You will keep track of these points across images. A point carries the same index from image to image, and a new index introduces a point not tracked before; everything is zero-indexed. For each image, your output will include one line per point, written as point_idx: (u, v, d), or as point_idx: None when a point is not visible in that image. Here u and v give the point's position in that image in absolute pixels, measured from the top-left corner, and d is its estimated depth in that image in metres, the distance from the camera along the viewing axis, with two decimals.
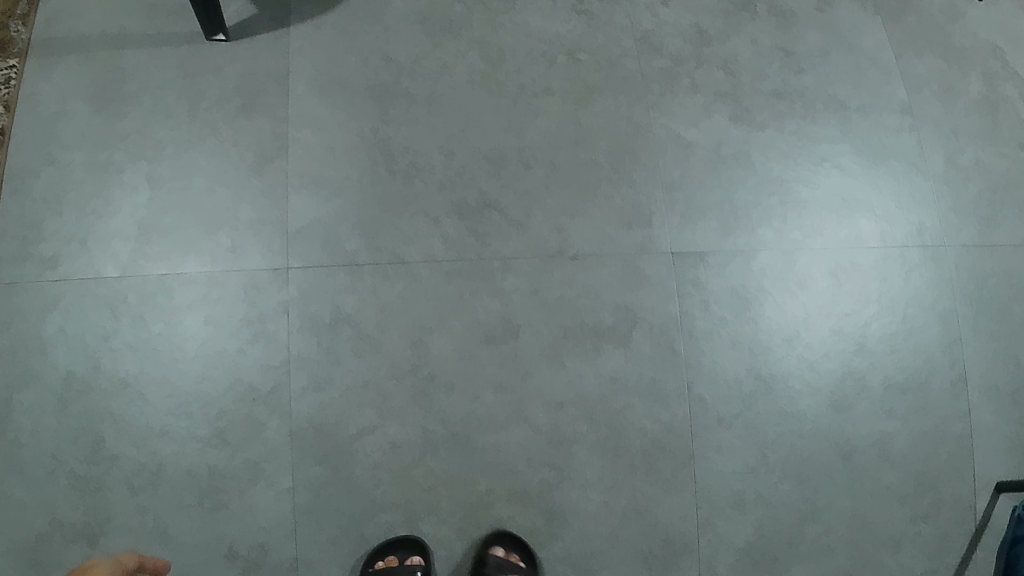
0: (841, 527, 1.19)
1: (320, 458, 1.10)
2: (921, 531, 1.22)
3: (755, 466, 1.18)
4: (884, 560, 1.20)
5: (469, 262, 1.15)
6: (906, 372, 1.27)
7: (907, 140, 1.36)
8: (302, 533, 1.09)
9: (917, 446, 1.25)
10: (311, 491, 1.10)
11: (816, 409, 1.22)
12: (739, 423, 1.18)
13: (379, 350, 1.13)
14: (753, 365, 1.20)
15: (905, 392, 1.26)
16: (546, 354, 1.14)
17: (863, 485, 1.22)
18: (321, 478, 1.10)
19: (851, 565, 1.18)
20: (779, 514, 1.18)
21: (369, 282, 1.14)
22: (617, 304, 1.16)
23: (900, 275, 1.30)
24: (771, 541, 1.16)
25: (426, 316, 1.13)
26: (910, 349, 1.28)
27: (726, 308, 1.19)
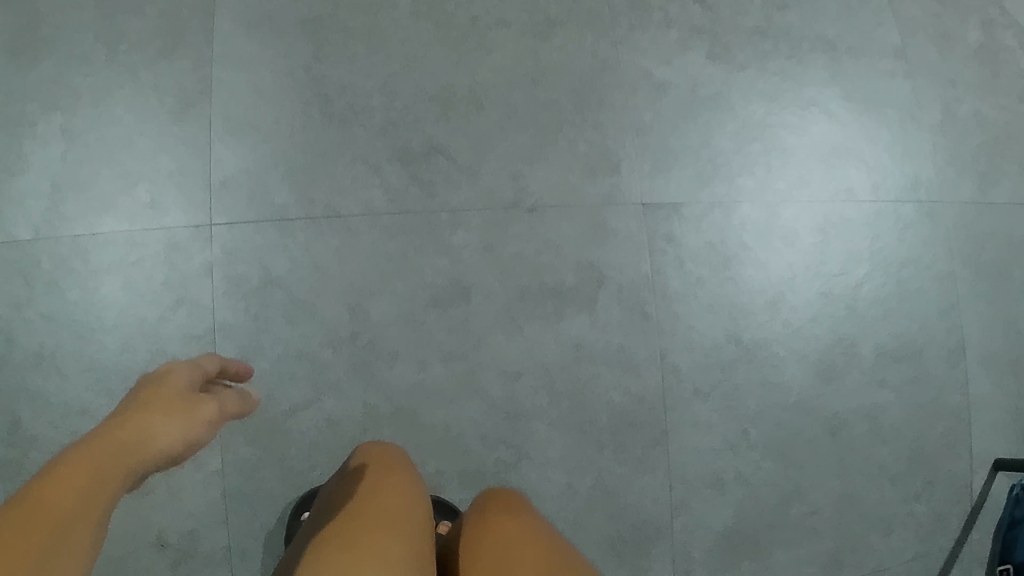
0: (829, 508, 1.12)
1: (249, 438, 0.98)
2: (913, 511, 1.15)
3: (735, 442, 1.07)
4: (874, 543, 1.13)
5: (413, 216, 1.02)
6: (900, 339, 1.18)
7: (900, 88, 1.24)
8: (235, 521, 0.97)
9: (912, 422, 1.16)
10: (241, 475, 0.98)
11: (801, 379, 1.12)
12: (718, 395, 1.06)
13: (314, 316, 1.00)
14: (733, 331, 1.08)
15: (898, 361, 1.17)
16: (501, 319, 1.01)
17: (852, 462, 1.14)
18: (252, 459, 0.98)
19: (838, 548, 1.12)
20: (761, 493, 1.09)
21: (301, 239, 1.01)
22: (581, 262, 1.03)
23: (893, 233, 1.20)
24: (752, 525, 1.08)
25: (365, 277, 1.01)
26: (905, 314, 1.18)
27: (704, 267, 1.07)
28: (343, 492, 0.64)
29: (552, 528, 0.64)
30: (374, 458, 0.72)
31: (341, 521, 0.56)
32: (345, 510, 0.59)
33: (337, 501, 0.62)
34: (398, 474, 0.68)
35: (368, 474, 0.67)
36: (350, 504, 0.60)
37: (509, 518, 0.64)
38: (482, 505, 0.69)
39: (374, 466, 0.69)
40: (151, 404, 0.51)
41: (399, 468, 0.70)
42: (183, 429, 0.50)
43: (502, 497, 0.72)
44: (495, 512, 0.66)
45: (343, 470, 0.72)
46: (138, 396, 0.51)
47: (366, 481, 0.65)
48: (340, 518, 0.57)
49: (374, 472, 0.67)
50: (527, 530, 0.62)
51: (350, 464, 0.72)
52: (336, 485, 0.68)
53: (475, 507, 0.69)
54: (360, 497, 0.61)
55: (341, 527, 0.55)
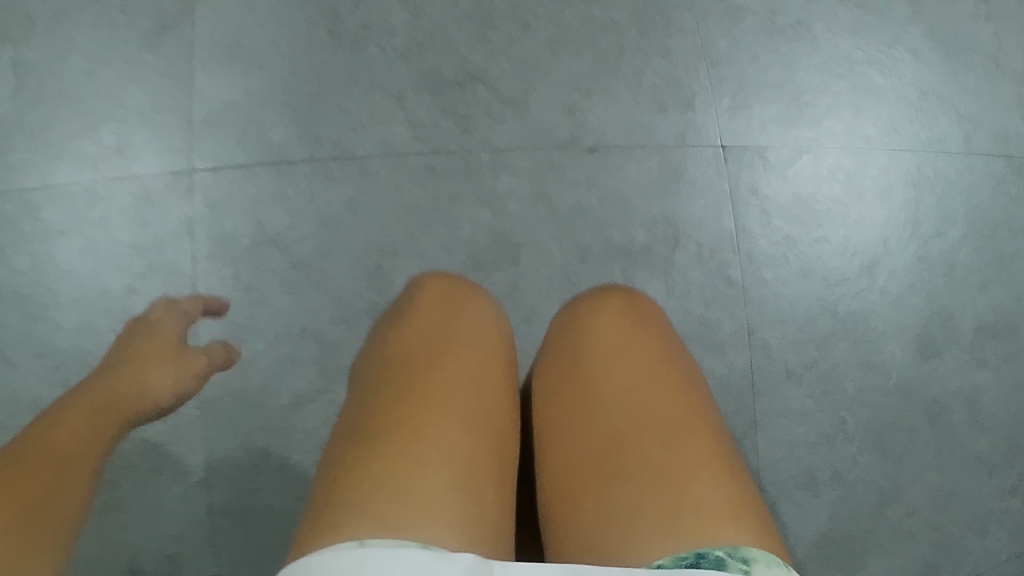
0: (926, 509, 0.92)
1: (239, 438, 0.79)
2: (1008, 508, 0.93)
3: (831, 435, 0.90)
4: (968, 546, 0.92)
5: (447, 155, 0.83)
6: (999, 312, 0.98)
7: (984, 31, 1.04)
8: (224, 543, 0.77)
9: (1010, 405, 0.96)
10: (233, 484, 0.78)
11: (902, 358, 0.95)
12: (813, 376, 0.90)
13: (322, 283, 0.80)
14: (828, 300, 0.90)
15: (995, 336, 0.97)
16: (559, 284, 0.81)
17: (952, 454, 0.94)
18: (245, 465, 0.78)
19: (931, 556, 0.91)
20: (858, 493, 0.91)
21: (305, 187, 0.81)
22: (652, 216, 0.84)
23: (985, 188, 1.01)
24: (848, 534, 0.89)
25: (387, 233, 0.81)
26: (1001, 285, 0.99)
27: (793, 223, 0.88)
28: (403, 346, 0.55)
29: (676, 367, 0.54)
30: (444, 293, 0.61)
31: (395, 407, 0.49)
32: (399, 383, 0.51)
33: (393, 361, 0.53)
34: (469, 322, 0.58)
35: (434, 321, 0.57)
36: (406, 372, 0.51)
37: (626, 352, 0.54)
38: (594, 317, 0.58)
39: (443, 307, 0.59)
40: (151, 353, 0.67)
41: (473, 313, 0.59)
42: (172, 381, 0.65)
43: (619, 302, 0.60)
44: (609, 336, 0.56)
45: (411, 298, 0.62)
46: (131, 353, 0.66)
47: (433, 335, 0.55)
48: (393, 401, 0.49)
49: (442, 320, 0.57)
50: (646, 380, 0.52)
51: (420, 293, 0.62)
52: (399, 325, 0.58)
53: (586, 317, 0.59)
54: (421, 364, 0.52)
55: (397, 420, 0.48)
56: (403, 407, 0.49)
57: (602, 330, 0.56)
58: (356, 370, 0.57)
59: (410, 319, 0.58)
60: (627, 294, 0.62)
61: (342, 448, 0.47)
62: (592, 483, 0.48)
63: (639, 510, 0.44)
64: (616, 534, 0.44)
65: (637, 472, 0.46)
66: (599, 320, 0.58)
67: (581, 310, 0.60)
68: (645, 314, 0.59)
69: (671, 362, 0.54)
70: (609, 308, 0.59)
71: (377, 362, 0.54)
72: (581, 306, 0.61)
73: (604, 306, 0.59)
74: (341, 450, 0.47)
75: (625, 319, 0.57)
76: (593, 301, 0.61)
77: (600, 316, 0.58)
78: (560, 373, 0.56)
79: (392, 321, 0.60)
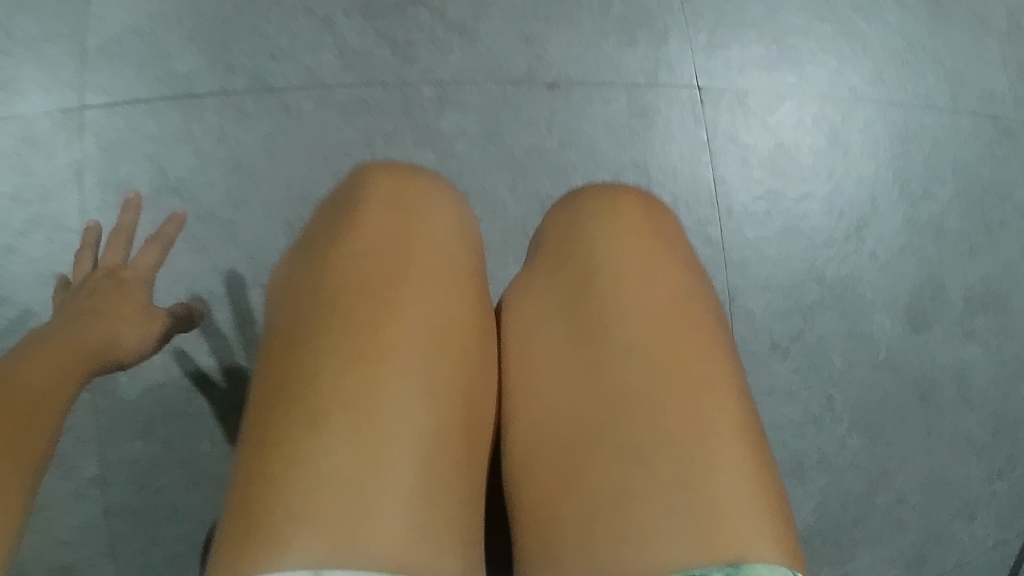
0: (914, 494, 0.82)
1: (139, 428, 0.67)
2: (996, 493, 0.83)
3: (819, 414, 0.81)
4: (958, 534, 0.82)
5: (382, 88, 0.71)
6: (988, 283, 0.88)
7: None
8: (124, 551, 0.66)
9: (999, 383, 0.86)
10: (132, 482, 0.67)
11: (892, 330, 0.85)
12: (800, 348, 0.80)
13: (233, 238, 0.68)
14: (814, 263, 0.81)
15: (985, 307, 0.87)
16: (514, 241, 0.70)
17: (941, 435, 0.84)
18: (145, 460, 0.67)
19: (921, 545, 0.81)
20: (846, 479, 0.81)
21: (214, 124, 0.69)
22: (619, 165, 0.73)
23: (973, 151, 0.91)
24: (835, 524, 0.80)
25: (309, 179, 0.68)
26: (991, 254, 0.89)
27: (776, 176, 0.79)
28: (349, 259, 0.43)
29: (699, 303, 0.44)
30: (396, 177, 0.48)
31: (346, 363, 0.39)
32: (347, 324, 0.41)
33: (338, 283, 0.42)
34: (432, 225, 0.46)
35: (388, 223, 0.45)
36: (356, 306, 0.41)
37: (642, 279, 0.44)
38: (603, 222, 0.47)
39: (400, 202, 0.47)
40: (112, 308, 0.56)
41: (434, 210, 0.47)
42: (136, 341, 0.56)
43: (634, 206, 0.48)
44: (622, 254, 0.45)
45: (356, 177, 0.49)
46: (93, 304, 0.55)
47: (388, 247, 0.44)
48: (342, 354, 0.40)
49: (396, 221, 0.45)
50: (662, 322, 0.42)
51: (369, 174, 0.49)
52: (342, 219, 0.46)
53: (592, 221, 0.48)
54: (376, 297, 0.42)
55: (350, 384, 0.39)
56: (357, 366, 0.39)
57: (615, 247, 0.46)
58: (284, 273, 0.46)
59: (356, 212, 0.46)
60: (641, 193, 0.50)
61: (278, 412, 0.39)
62: (583, 451, 0.40)
63: (641, 501, 0.38)
64: (610, 526, 0.38)
65: (641, 449, 0.39)
66: (611, 231, 0.47)
67: (585, 210, 0.49)
68: (663, 227, 0.48)
69: (693, 296, 0.44)
70: (624, 216, 0.47)
71: (313, 278, 0.43)
72: (584, 203, 0.49)
73: (617, 211, 0.48)
74: (276, 412, 0.39)
75: (643, 234, 0.46)
76: (599, 200, 0.49)
77: (614, 227, 0.47)
78: (552, 298, 0.46)
79: (333, 208, 0.48)
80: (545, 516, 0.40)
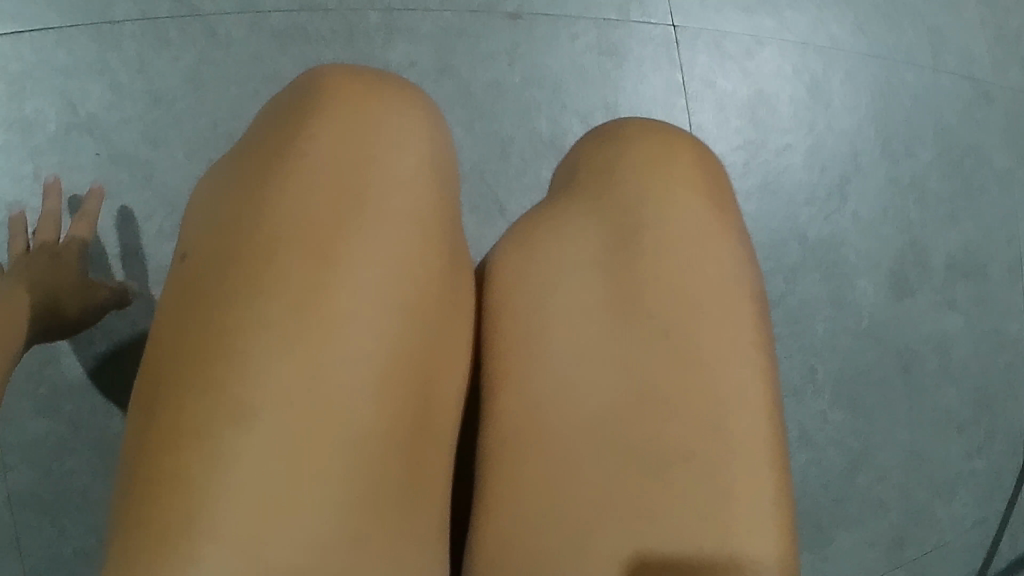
0: (897, 471, 0.77)
1: (43, 406, 0.60)
2: (975, 470, 0.79)
3: (799, 386, 0.76)
4: (936, 513, 0.78)
5: (324, 14, 0.63)
6: (969, 249, 0.83)
7: None
8: (30, 543, 0.59)
9: (978, 355, 0.81)
10: (36, 466, 0.60)
11: (876, 297, 0.78)
12: (780, 313, 0.75)
13: (152, 184, 0.59)
14: (796, 221, 0.75)
15: (966, 275, 0.82)
16: (469, 189, 0.64)
17: (923, 410, 0.79)
18: (50, 441, 0.60)
19: (901, 525, 0.77)
20: (827, 456, 0.76)
21: (133, 53, 0.60)
22: (586, 108, 0.67)
23: (957, 111, 0.85)
24: (812, 503, 0.75)
25: (238, 118, 0.61)
26: (972, 219, 0.84)
27: (756, 125, 0.73)
28: (292, 194, 0.33)
29: (745, 290, 0.37)
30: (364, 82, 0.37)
31: (288, 340, 0.30)
32: (289, 287, 0.31)
33: (277, 228, 0.32)
34: (404, 151, 0.36)
35: (345, 147, 0.34)
36: (301, 262, 0.31)
37: (685, 258, 0.37)
38: (647, 175, 0.39)
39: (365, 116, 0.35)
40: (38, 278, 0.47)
41: (408, 126, 0.36)
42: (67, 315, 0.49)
43: (687, 158, 0.40)
44: (666, 220, 0.38)
45: (313, 72, 0.37)
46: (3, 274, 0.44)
47: (344, 182, 0.33)
48: (282, 325, 0.30)
49: (354, 146, 0.34)
50: (701, 311, 0.36)
51: (327, 72, 0.37)
52: (287, 132, 0.35)
53: (633, 170, 0.39)
54: (328, 252, 0.32)
55: (292, 370, 0.30)
56: (302, 346, 0.30)
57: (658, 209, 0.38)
58: (205, 192, 0.35)
59: (308, 124, 0.35)
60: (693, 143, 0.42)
61: (189, 395, 0.30)
62: (586, 453, 0.35)
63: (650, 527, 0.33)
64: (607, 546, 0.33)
65: (659, 463, 0.34)
66: (658, 189, 0.38)
67: (621, 155, 0.40)
68: (717, 189, 0.40)
69: (742, 281, 0.37)
70: (676, 172, 0.39)
71: (241, 213, 0.33)
72: (622, 145, 0.41)
73: (665, 163, 0.39)
74: (186, 395, 0.30)
75: (693, 198, 0.38)
76: (646, 145, 0.40)
77: (660, 185, 0.38)
78: (563, 259, 0.38)
79: (278, 111, 0.36)
80: (519, 518, 0.34)
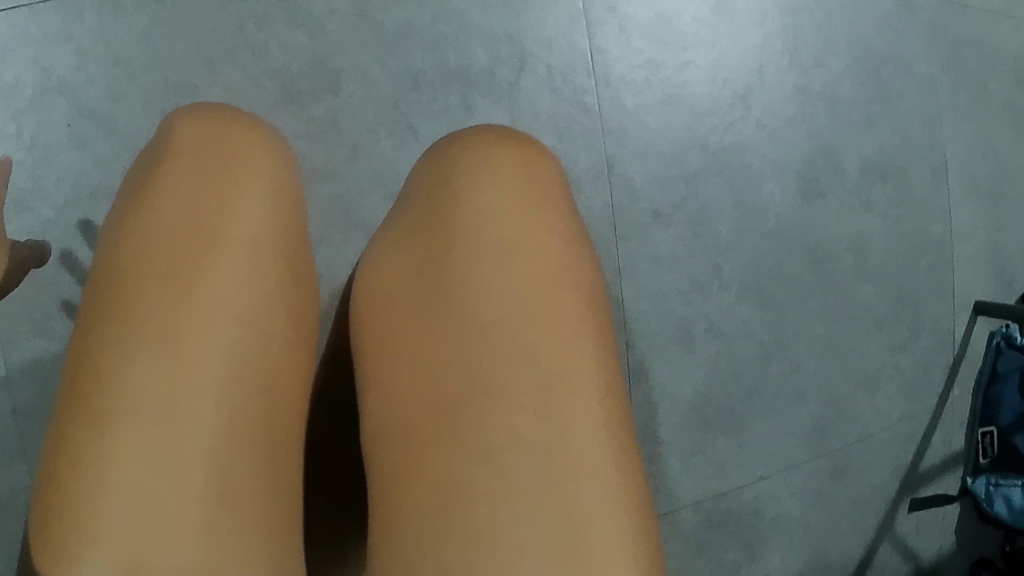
0: (812, 363, 0.86)
1: None
2: (900, 364, 0.91)
3: (705, 282, 0.82)
4: (860, 405, 0.89)
5: None
6: (885, 154, 0.90)
7: None
8: None
9: (896, 255, 0.90)
10: (37, 380, 0.67)
11: (782, 199, 0.85)
12: (683, 215, 0.81)
13: (115, 133, 0.69)
14: (696, 132, 0.82)
15: (882, 178, 0.90)
16: (386, 116, 0.73)
17: (838, 303, 0.87)
18: (49, 357, 0.68)
19: (821, 415, 0.87)
20: (737, 348, 0.83)
21: (94, 22, 0.68)
22: (492, 37, 0.75)
23: (872, 21, 0.90)
24: (727, 390, 0.83)
25: (184, 68, 0.70)
26: (888, 124, 0.90)
27: (655, 44, 0.80)
28: (161, 242, 0.40)
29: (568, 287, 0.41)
30: (219, 139, 0.44)
31: (159, 357, 0.37)
32: (162, 328, 0.38)
33: (134, 270, 0.39)
34: (256, 202, 0.43)
35: (203, 200, 0.41)
36: (169, 305, 0.38)
37: (507, 263, 0.40)
38: (471, 182, 0.42)
39: (223, 172, 0.42)
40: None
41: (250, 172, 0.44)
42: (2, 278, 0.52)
43: (517, 167, 0.43)
44: (490, 228, 0.41)
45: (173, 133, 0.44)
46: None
47: (207, 234, 0.40)
48: (146, 348, 0.37)
49: (214, 198, 0.41)
50: (520, 308, 0.39)
51: (182, 130, 0.44)
52: (144, 189, 0.42)
53: (459, 180, 0.43)
54: (194, 296, 0.39)
55: (149, 386, 0.37)
56: (163, 358, 0.38)
57: (472, 217, 0.41)
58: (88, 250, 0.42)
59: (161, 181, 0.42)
60: (524, 149, 0.45)
61: (74, 414, 0.36)
62: (430, 457, 0.37)
63: (489, 519, 0.35)
64: (449, 541, 0.35)
65: (492, 454, 0.37)
66: (478, 199, 0.42)
67: (460, 169, 0.43)
68: (544, 194, 0.44)
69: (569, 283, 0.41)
70: (499, 180, 0.43)
71: (110, 263, 0.40)
72: (459, 159, 0.44)
73: (487, 171, 0.43)
74: (68, 417, 0.37)
75: (511, 201, 0.42)
76: (473, 156, 0.44)
77: (479, 195, 0.42)
78: (412, 277, 0.42)
79: (147, 169, 0.43)
80: (382, 530, 0.37)
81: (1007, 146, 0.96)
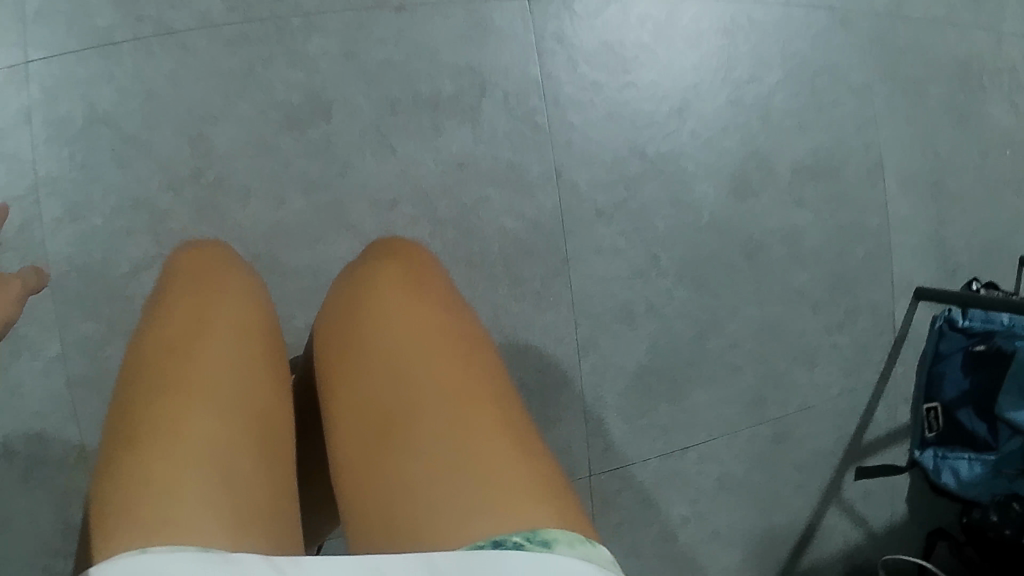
0: (749, 340, 0.99)
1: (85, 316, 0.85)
2: (836, 344, 1.03)
3: (644, 269, 0.95)
4: (797, 378, 1.01)
5: (260, 23, 0.85)
6: (817, 156, 1.02)
7: None
8: None
9: (830, 245, 1.02)
10: (87, 355, 0.82)
11: (716, 197, 0.98)
12: (624, 215, 0.94)
13: (149, 154, 0.83)
14: (636, 142, 0.95)
15: (814, 177, 1.02)
16: (371, 137, 0.87)
17: (772, 287, 1.00)
18: (96, 336, 0.82)
19: (759, 386, 1.00)
20: (676, 327, 0.96)
21: (130, 66, 0.83)
22: (458, 67, 0.89)
23: (805, 41, 1.02)
24: (670, 363, 0.96)
25: (204, 102, 0.84)
26: (820, 128, 1.03)
27: (600, 70, 0.94)
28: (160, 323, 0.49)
29: (469, 335, 0.50)
30: (200, 264, 0.55)
31: (165, 395, 0.44)
32: (166, 373, 0.45)
33: (142, 345, 0.48)
34: (233, 293, 0.53)
35: (194, 293, 0.51)
36: (171, 357, 0.46)
37: (416, 318, 0.50)
38: (378, 274, 0.53)
39: (206, 279, 0.53)
40: None
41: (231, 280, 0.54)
42: None
43: (405, 264, 0.55)
44: (398, 299, 0.51)
45: (166, 271, 0.55)
46: None
47: (195, 310, 0.50)
48: (153, 390, 0.45)
49: (202, 292, 0.51)
50: (434, 349, 0.48)
51: (173, 265, 0.56)
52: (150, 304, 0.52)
53: (370, 273, 0.54)
54: (190, 349, 0.47)
55: (158, 415, 0.43)
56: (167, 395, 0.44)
57: (385, 294, 0.51)
58: None
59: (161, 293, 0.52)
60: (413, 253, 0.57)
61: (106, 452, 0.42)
62: (385, 470, 0.43)
63: (442, 502, 0.41)
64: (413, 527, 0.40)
65: (434, 456, 0.43)
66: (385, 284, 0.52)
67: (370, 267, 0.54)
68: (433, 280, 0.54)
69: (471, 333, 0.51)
70: (392, 272, 0.53)
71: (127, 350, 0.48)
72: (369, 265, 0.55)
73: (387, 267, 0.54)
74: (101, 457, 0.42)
75: (406, 283, 0.52)
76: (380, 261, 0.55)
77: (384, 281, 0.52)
78: (343, 344, 0.50)
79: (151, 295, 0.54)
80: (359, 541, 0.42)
81: (946, 143, 1.08)
